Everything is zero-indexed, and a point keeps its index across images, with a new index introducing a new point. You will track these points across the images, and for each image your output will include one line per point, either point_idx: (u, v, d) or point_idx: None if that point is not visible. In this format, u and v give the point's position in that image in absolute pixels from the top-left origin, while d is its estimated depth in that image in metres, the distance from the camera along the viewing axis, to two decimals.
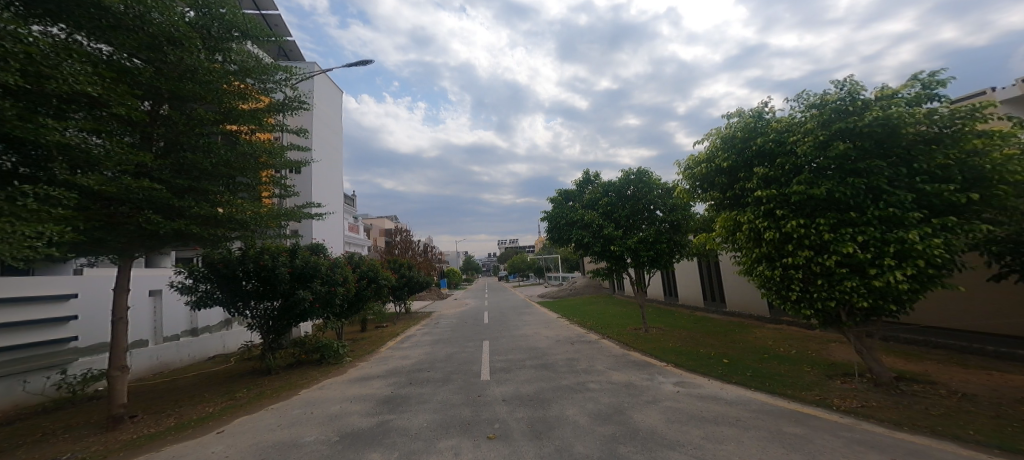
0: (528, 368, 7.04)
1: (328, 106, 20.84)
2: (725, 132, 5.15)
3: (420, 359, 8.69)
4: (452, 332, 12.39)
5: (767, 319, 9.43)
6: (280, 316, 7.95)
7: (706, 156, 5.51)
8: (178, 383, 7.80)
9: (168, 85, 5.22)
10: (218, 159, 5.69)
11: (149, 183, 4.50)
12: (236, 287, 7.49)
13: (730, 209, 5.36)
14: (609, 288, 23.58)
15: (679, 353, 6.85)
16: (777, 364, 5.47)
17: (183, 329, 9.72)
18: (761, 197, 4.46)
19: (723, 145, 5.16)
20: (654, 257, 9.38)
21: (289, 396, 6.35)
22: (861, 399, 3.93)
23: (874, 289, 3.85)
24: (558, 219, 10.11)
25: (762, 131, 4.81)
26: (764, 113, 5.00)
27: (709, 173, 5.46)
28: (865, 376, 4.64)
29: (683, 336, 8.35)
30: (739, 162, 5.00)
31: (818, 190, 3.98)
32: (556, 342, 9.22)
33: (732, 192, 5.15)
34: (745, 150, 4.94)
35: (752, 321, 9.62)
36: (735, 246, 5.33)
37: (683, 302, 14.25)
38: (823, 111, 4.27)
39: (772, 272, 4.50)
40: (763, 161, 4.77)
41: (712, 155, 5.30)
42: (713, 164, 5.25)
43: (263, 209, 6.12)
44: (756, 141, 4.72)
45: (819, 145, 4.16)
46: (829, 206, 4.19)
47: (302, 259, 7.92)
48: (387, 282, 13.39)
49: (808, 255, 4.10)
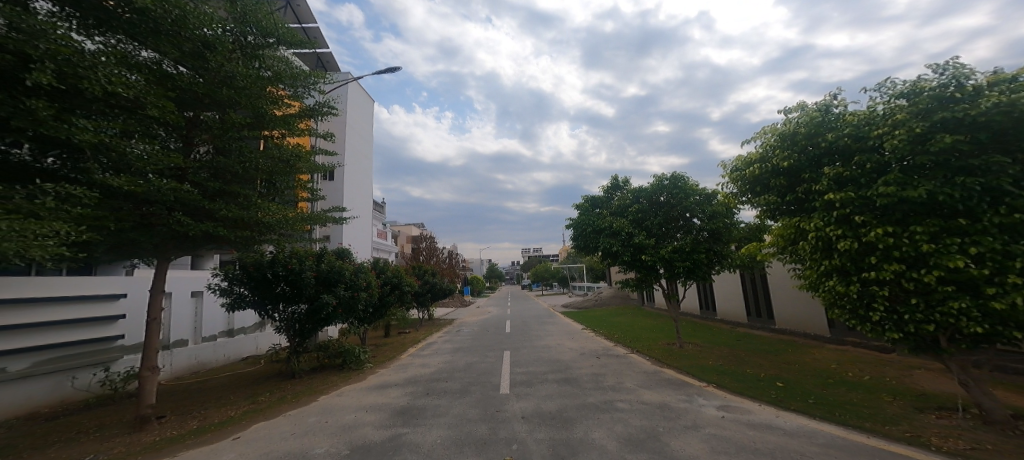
0: (549, 382, 6.64)
1: (360, 114, 21.44)
2: (786, 128, 4.63)
3: (440, 368, 8.45)
4: (474, 340, 12.15)
5: (828, 339, 8.68)
6: (306, 320, 7.89)
7: (761, 156, 4.99)
8: (208, 383, 7.88)
9: (205, 90, 5.17)
10: (251, 163, 5.67)
11: (179, 185, 4.43)
12: (265, 291, 7.45)
13: (790, 214, 4.80)
14: (637, 300, 22.71)
15: (725, 373, 6.23)
16: (844, 390, 5.13)
17: (220, 330, 9.89)
18: (834, 201, 3.98)
19: (784, 142, 4.65)
20: (691, 268, 8.78)
21: (308, 402, 6.21)
22: (969, 440, 3.57)
23: (992, 312, 3.29)
24: (584, 226, 9.68)
25: (832, 126, 4.30)
26: (834, 105, 4.45)
27: (764, 175, 4.94)
28: (970, 411, 4.21)
29: (724, 353, 7.72)
30: (804, 161, 4.48)
31: (915, 192, 3.43)
32: (581, 355, 8.79)
33: (794, 196, 4.60)
34: (810, 147, 4.43)
35: (809, 341, 8.87)
36: (798, 256, 4.86)
37: (721, 316, 13.45)
38: (917, 101, 3.68)
39: (848, 288, 4.03)
40: (835, 159, 4.26)
41: (770, 153, 4.79)
42: (771, 165, 4.75)
43: (291, 212, 5.99)
44: (828, 137, 4.18)
45: (916, 139, 3.58)
46: (925, 212, 3.64)
47: (327, 263, 7.86)
48: (411, 289, 13.32)
49: (898, 269, 3.58)
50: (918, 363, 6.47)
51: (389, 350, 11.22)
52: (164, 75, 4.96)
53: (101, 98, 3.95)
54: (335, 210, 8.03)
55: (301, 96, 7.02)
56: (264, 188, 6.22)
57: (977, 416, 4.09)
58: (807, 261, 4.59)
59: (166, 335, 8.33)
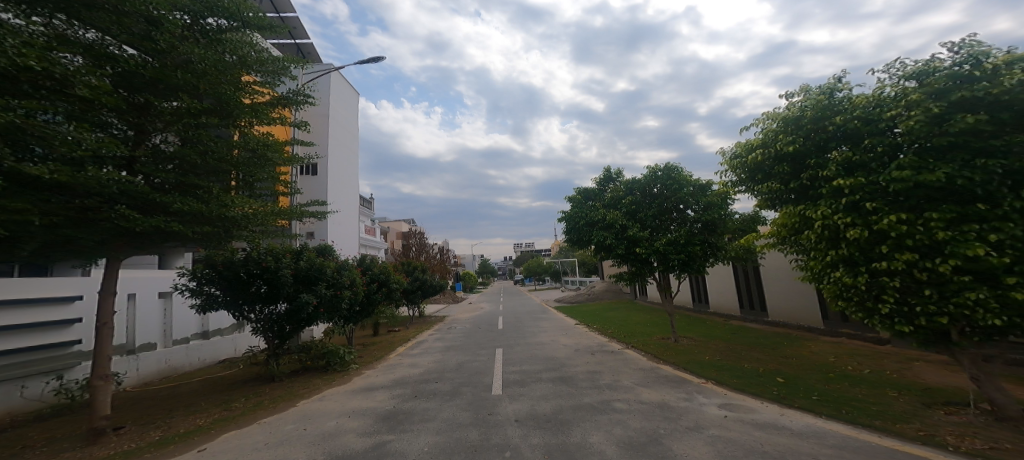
0: (543, 382, 6.38)
1: (345, 107, 20.83)
2: (791, 112, 4.37)
3: (429, 368, 8.12)
4: (466, 337, 11.85)
5: (821, 331, 8.52)
6: (285, 320, 7.53)
7: (763, 141, 4.74)
8: (179, 389, 7.43)
9: (152, 72, 4.71)
10: (212, 152, 5.19)
11: (114, 174, 3.96)
12: (240, 291, 7.04)
13: (792, 203, 4.56)
14: (630, 294, 22.58)
15: (721, 368, 6.02)
16: (849, 385, 4.86)
17: (193, 332, 9.45)
18: (842, 187, 3.73)
19: (790, 127, 4.40)
20: (686, 261, 8.58)
21: (286, 407, 5.86)
22: (985, 439, 3.40)
23: (1011, 303, 3.08)
24: (576, 219, 9.41)
25: (839, 108, 4.05)
26: (839, 88, 4.21)
27: (766, 161, 4.69)
28: (980, 407, 4.08)
29: (720, 347, 7.55)
30: (809, 146, 4.23)
31: (932, 176, 3.18)
32: (576, 352, 8.54)
33: (798, 183, 4.36)
34: (816, 131, 4.19)
35: (803, 333, 8.70)
36: (800, 246, 4.62)
37: (714, 309, 13.34)
38: (930, 81, 3.44)
39: (856, 279, 3.76)
40: (844, 143, 4.01)
41: (774, 138, 4.51)
42: (774, 150, 4.47)
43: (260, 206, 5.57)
44: (837, 119, 3.93)
45: (933, 121, 3.33)
46: (942, 197, 3.39)
47: (307, 260, 7.46)
48: (399, 286, 12.93)
49: (911, 259, 3.34)
50: (919, 356, 6.27)
51: (377, 349, 10.86)
52: (103, 54, 4.54)
53: (24, 76, 3.59)
54: (314, 205, 7.62)
55: (273, 83, 6.59)
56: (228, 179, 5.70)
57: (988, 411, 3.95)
58: (811, 252, 4.34)
59: (131, 338, 7.83)
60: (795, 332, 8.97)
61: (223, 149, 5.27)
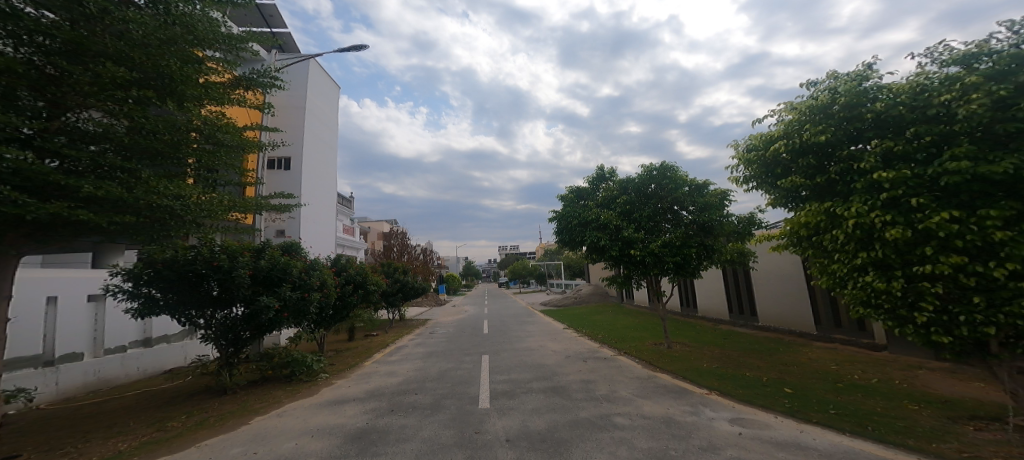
0: (535, 393, 5.84)
1: (324, 100, 19.99)
2: (821, 101, 4.02)
3: (408, 377, 7.48)
4: (447, 343, 11.20)
5: (814, 336, 8.23)
6: (243, 325, 6.77)
7: (789, 131, 4.36)
8: (105, 406, 6.55)
9: (66, 34, 3.99)
10: (147, 131, 4.56)
11: (4, 149, 3.33)
12: (186, 292, 6.21)
13: (815, 200, 4.17)
14: (615, 297, 22.27)
15: (722, 377, 5.48)
16: (865, 398, 4.15)
17: (132, 339, 8.57)
18: (883, 180, 3.34)
19: (821, 116, 4.06)
20: (680, 264, 8.19)
21: (236, 426, 5.15)
22: None
23: None
24: (568, 219, 8.93)
25: (876, 96, 3.74)
26: (871, 76, 3.93)
27: (792, 153, 4.34)
28: (1010, 422, 3.53)
29: (716, 354, 7.18)
30: (841, 137, 3.89)
31: (994, 168, 2.82)
32: (565, 359, 8.05)
33: (826, 178, 3.97)
34: (850, 120, 3.84)
35: (795, 338, 8.42)
36: (816, 248, 4.21)
37: (703, 314, 13.10)
38: (986, 64, 3.19)
39: (890, 284, 3.34)
40: (884, 133, 3.66)
41: (803, 127, 4.14)
42: (803, 140, 4.10)
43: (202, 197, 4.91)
44: (876, 107, 3.58)
45: (996, 106, 3.02)
46: (997, 192, 3.02)
47: (269, 259, 6.71)
48: (377, 288, 12.18)
49: (960, 262, 2.93)
50: (922, 362, 5.87)
51: (351, 356, 10.12)
52: (4, 12, 3.86)
53: None
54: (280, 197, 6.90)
55: (233, 63, 5.96)
56: (165, 161, 4.94)
57: (1020, 427, 3.43)
58: (831, 254, 3.96)
59: (50, 348, 6.92)
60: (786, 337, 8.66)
61: (163, 130, 4.62)
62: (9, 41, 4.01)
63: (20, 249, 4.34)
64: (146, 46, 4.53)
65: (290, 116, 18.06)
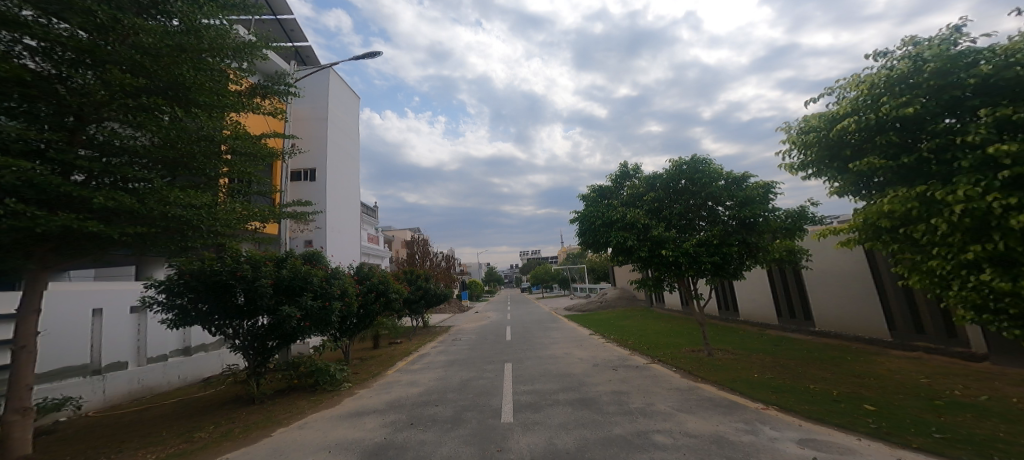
0: (562, 406, 5.36)
1: (344, 111, 20.26)
2: (904, 69, 3.36)
3: (430, 387, 7.13)
4: (471, 350, 10.83)
5: (888, 344, 7.39)
6: (268, 335, 6.63)
7: (859, 108, 3.69)
8: (144, 414, 6.48)
9: (76, 42, 3.80)
10: (163, 142, 4.40)
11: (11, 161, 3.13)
12: (215, 302, 6.08)
13: (892, 186, 3.40)
14: (644, 301, 21.39)
15: (784, 390, 5.03)
16: (979, 419, 3.80)
17: (173, 348, 8.59)
18: (998, 153, 2.52)
19: (902, 88, 3.41)
20: (719, 264, 7.50)
21: (258, 438, 4.91)
22: None
23: None
24: (591, 219, 8.36)
25: (972, 58, 3.08)
26: (959, 39, 3.30)
27: (864, 132, 3.65)
28: None
29: (769, 363, 6.43)
30: (930, 109, 3.21)
31: None
32: (595, 367, 7.51)
33: (910, 159, 3.20)
34: (939, 89, 3.16)
35: (867, 346, 7.56)
36: (903, 244, 3.44)
37: (745, 319, 12.23)
38: None
39: (1019, 285, 2.56)
40: (991, 99, 2.95)
41: (880, 101, 3.47)
42: (879, 115, 3.42)
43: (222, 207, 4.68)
44: (983, 70, 2.89)
45: None
46: None
47: (290, 268, 6.53)
48: (399, 295, 11.97)
49: None
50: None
51: (374, 364, 9.91)
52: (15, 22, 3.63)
53: None
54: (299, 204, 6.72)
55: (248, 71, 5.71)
56: (179, 171, 4.73)
57: None
58: (923, 249, 3.26)
59: (96, 357, 6.94)
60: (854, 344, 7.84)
61: (179, 141, 4.42)
62: (24, 50, 3.87)
63: (49, 264, 4.25)
64: (159, 53, 4.26)
65: (313, 127, 18.38)
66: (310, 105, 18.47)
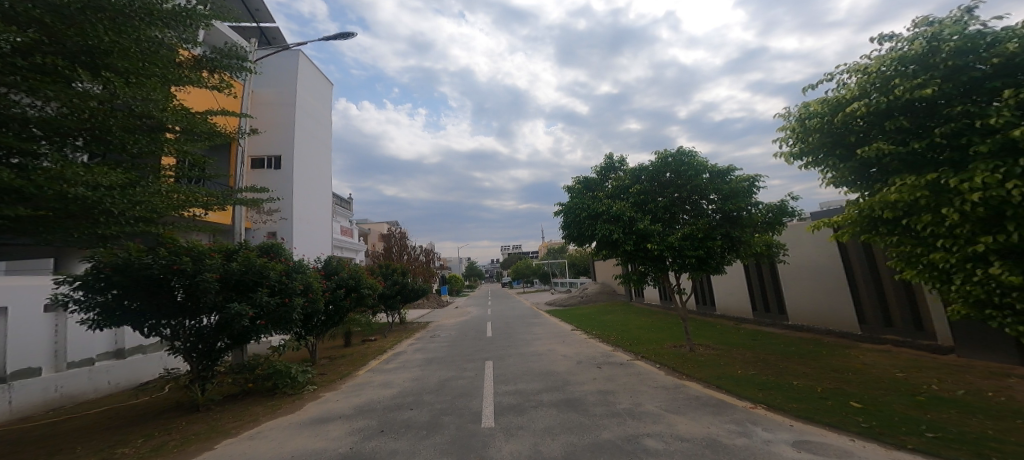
0: (546, 409, 5.09)
1: (315, 98, 19.29)
2: (920, 49, 3.17)
3: (405, 388, 6.74)
4: (449, 348, 10.46)
5: (858, 336, 7.44)
6: (215, 335, 6.04)
7: (868, 91, 3.52)
8: (58, 428, 5.71)
9: None
10: (70, 111, 3.70)
11: None
12: (147, 300, 5.44)
13: (899, 173, 3.23)
14: (624, 295, 21.44)
15: (767, 387, 4.68)
16: (964, 416, 3.62)
17: (100, 351, 7.86)
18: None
19: (915, 69, 3.24)
20: (702, 258, 7.34)
21: (199, 452, 4.39)
22: None
23: None
24: (575, 212, 8.10)
25: (986, 40, 2.93)
26: (975, 21, 3.14)
27: (872, 118, 3.46)
28: None
29: (746, 357, 6.32)
30: (946, 93, 3.02)
31: None
32: (577, 365, 7.30)
33: (923, 144, 3.02)
34: (956, 73, 3.00)
35: (837, 339, 7.61)
36: (897, 235, 3.25)
37: (722, 313, 12.34)
38: None
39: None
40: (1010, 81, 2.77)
41: (892, 83, 3.28)
42: (891, 97, 3.21)
43: (139, 193, 4.04)
44: (1009, 48, 2.70)
45: None
46: None
47: (241, 261, 5.98)
48: (374, 291, 11.42)
49: None
50: (1001, 368, 5.06)
51: (345, 364, 9.42)
52: None
53: None
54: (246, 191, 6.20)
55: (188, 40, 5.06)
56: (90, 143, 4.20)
57: None
58: (922, 240, 3.06)
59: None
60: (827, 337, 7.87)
61: (93, 112, 3.83)
62: None
63: None
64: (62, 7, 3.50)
65: (281, 114, 17.43)
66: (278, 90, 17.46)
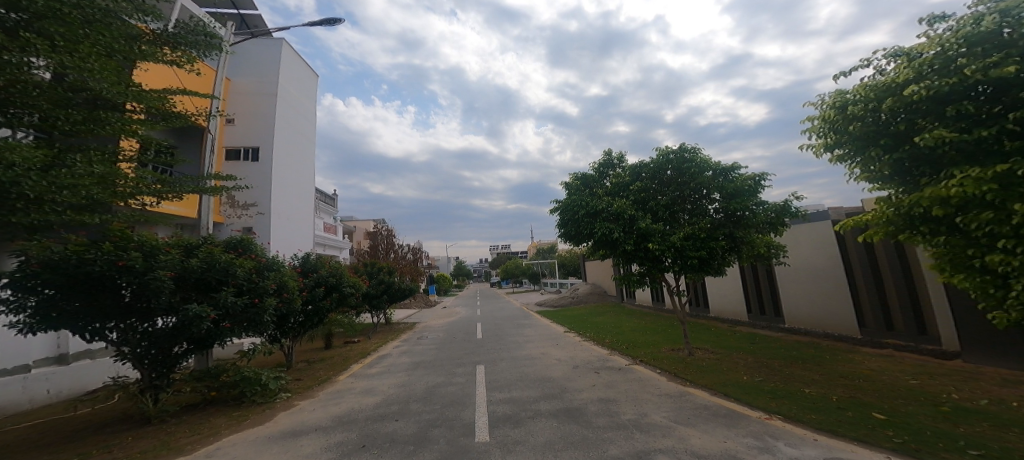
0: (544, 420, 4.70)
1: (298, 89, 18.52)
2: (991, 26, 2.93)
3: (389, 396, 6.26)
4: (437, 350, 10.00)
5: (858, 341, 7.25)
6: (170, 339, 5.51)
7: (925, 73, 3.25)
8: None
9: None
10: None
11: None
12: (87, 301, 4.90)
13: (959, 161, 3.01)
14: (614, 296, 21.22)
15: (784, 396, 4.27)
16: (998, 430, 3.32)
17: (38, 357, 7.47)
18: None
19: (983, 49, 3.01)
20: (704, 260, 7.03)
21: None
22: None
23: None
24: (573, 210, 7.76)
25: None
26: None
27: (926, 103, 3.23)
28: None
29: (745, 361, 6.05)
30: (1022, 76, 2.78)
31: None
32: (573, 370, 6.95)
33: (989, 132, 2.78)
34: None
35: (836, 344, 7.42)
36: (943, 236, 2.98)
37: (717, 315, 12.15)
38: None
39: None
40: None
41: (957, 64, 3.03)
42: (957, 79, 2.94)
43: (57, 175, 3.51)
44: None
45: None
46: None
47: (202, 257, 5.53)
48: (358, 291, 10.86)
49: None
50: (1015, 375, 4.86)
51: (325, 368, 8.87)
52: None
53: None
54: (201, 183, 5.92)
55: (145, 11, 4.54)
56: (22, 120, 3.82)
57: None
58: (977, 240, 2.74)
59: None
60: (825, 340, 7.68)
61: (20, 82, 3.48)
62: None
63: None
64: None
65: (261, 104, 16.67)
66: (260, 79, 16.72)
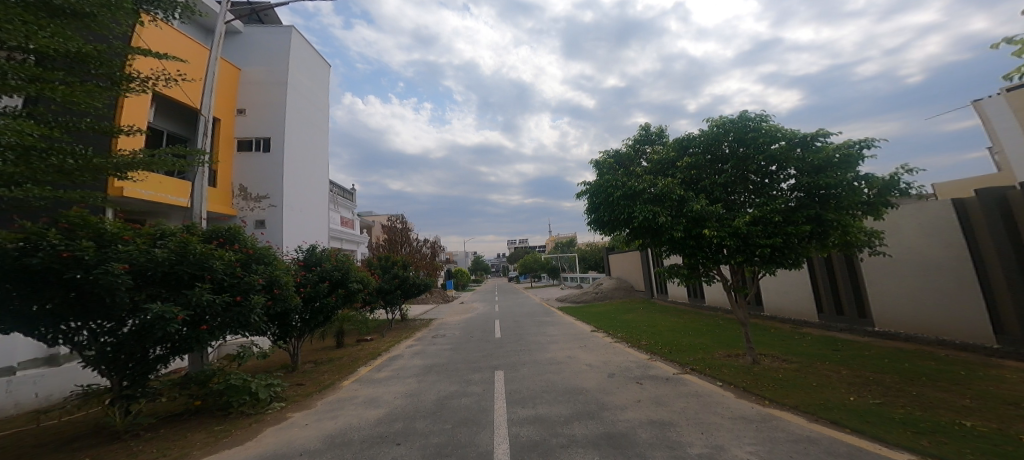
0: (583, 451, 3.60)
1: (309, 77, 17.87)
2: None
3: (395, 409, 5.32)
4: (452, 352, 9.05)
5: (990, 351, 5.87)
6: (139, 344, 4.66)
7: None
8: None
9: None
10: None
11: None
12: (35, 299, 4.05)
13: None
14: (642, 292, 19.82)
15: (939, 433, 3.07)
16: None
17: (26, 358, 6.82)
18: None
19: None
20: (777, 250, 5.75)
21: None
22: None
23: None
24: (606, 192, 6.61)
25: None
26: None
27: None
28: None
29: (838, 373, 4.80)
30: None
31: None
32: (609, 379, 5.83)
33: None
34: None
35: (960, 354, 6.07)
36: None
37: (774, 314, 10.75)
38: None
39: None
40: None
41: None
42: None
43: None
44: None
45: None
46: None
47: (173, 246, 4.65)
48: (369, 287, 10.02)
49: None
50: None
51: (331, 371, 8.01)
52: None
53: None
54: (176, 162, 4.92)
55: None
56: None
57: None
58: None
59: None
60: (944, 349, 6.33)
61: None
62: None
63: None
64: None
65: (269, 93, 16.02)
66: (268, 67, 16.10)
